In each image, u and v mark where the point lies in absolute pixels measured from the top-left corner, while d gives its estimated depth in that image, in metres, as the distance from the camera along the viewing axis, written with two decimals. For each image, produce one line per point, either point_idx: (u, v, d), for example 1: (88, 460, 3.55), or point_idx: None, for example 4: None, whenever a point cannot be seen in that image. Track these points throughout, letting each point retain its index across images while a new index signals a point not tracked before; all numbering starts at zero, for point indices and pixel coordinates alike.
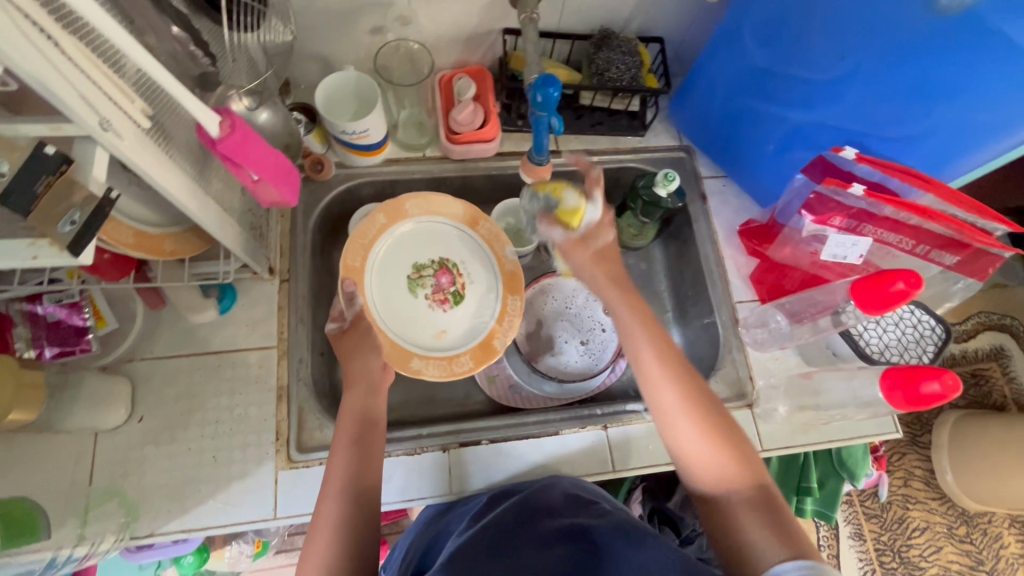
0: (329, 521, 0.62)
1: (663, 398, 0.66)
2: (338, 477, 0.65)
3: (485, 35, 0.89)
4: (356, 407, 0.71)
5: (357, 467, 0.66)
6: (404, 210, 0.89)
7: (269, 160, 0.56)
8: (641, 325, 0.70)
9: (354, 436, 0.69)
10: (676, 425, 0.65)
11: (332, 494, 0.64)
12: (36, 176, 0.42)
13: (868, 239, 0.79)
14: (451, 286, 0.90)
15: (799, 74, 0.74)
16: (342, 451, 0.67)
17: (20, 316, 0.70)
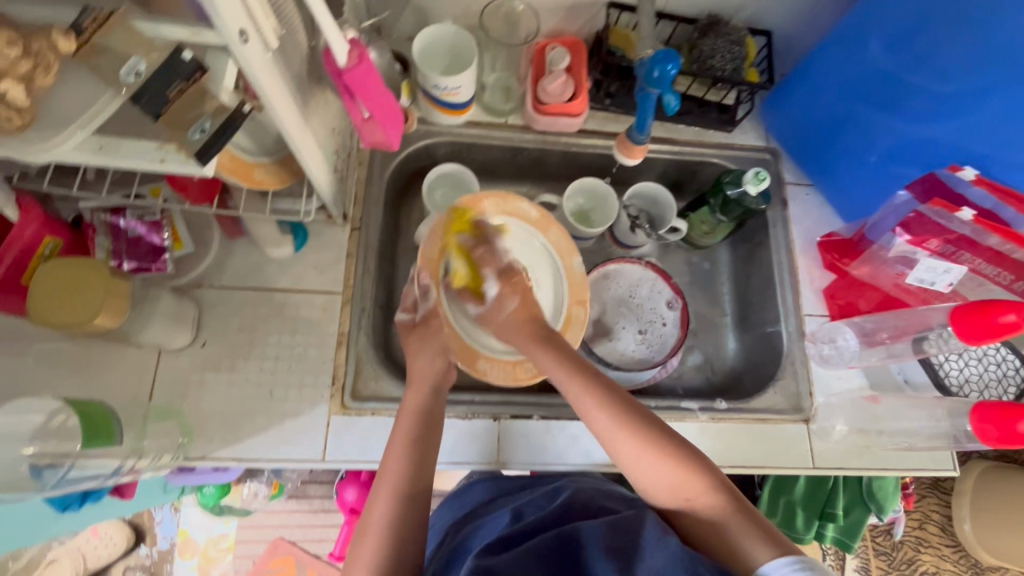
0: (379, 525, 0.60)
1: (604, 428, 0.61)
2: (393, 473, 0.63)
3: (589, 5, 0.86)
4: (418, 405, 0.69)
5: (415, 466, 0.64)
6: (479, 205, 0.83)
7: (384, 102, 0.55)
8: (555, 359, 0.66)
9: (412, 436, 0.66)
10: (632, 461, 0.59)
11: (384, 492, 0.62)
12: (170, 80, 0.42)
13: (963, 268, 0.74)
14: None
15: (925, 84, 0.71)
16: (399, 448, 0.65)
17: (103, 227, 0.71)
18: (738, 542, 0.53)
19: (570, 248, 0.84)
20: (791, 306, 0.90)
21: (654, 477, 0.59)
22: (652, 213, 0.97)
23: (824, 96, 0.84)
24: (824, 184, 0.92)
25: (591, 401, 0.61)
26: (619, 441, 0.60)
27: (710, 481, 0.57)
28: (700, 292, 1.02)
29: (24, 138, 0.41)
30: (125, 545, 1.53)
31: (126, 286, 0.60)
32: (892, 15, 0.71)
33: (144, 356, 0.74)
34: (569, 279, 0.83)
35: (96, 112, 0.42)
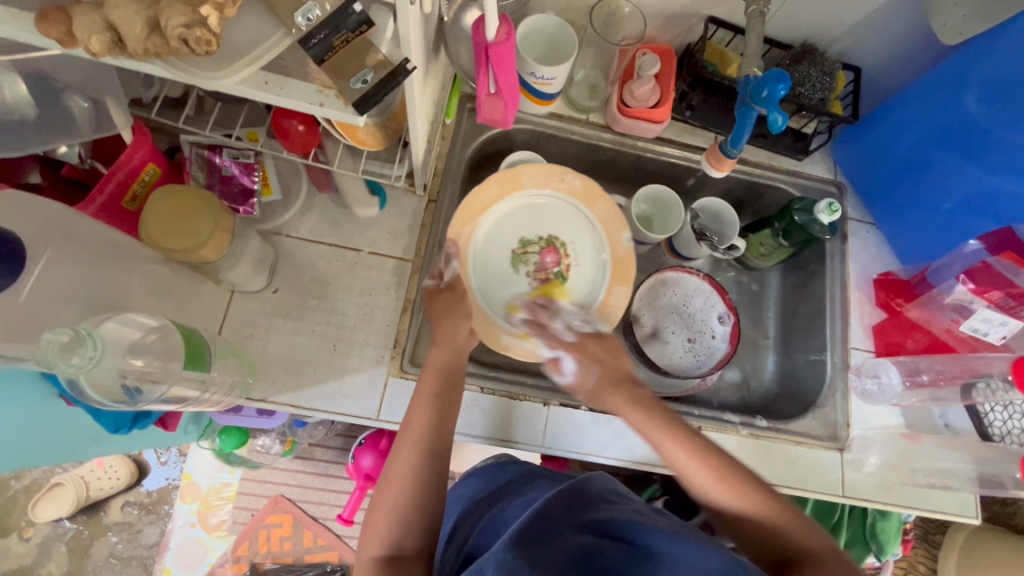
0: (403, 471, 0.62)
1: (679, 463, 0.61)
2: (419, 425, 0.65)
3: (689, 17, 0.88)
4: (441, 361, 0.70)
5: (436, 420, 0.66)
6: (517, 177, 0.83)
7: (511, 79, 0.57)
8: (633, 407, 0.66)
9: (432, 392, 0.68)
10: (699, 485, 0.60)
11: (407, 447, 0.63)
12: (339, 29, 0.43)
13: (1019, 322, 0.76)
14: (556, 266, 0.84)
15: (1016, 143, 0.72)
16: (422, 403, 0.67)
17: (199, 161, 0.74)
18: None
19: (617, 221, 0.84)
20: (838, 338, 0.91)
21: (724, 509, 0.59)
22: (714, 229, 0.98)
23: (903, 138, 0.86)
24: (888, 226, 0.94)
25: (671, 443, 0.62)
26: (699, 476, 0.60)
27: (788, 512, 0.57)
28: (746, 312, 1.04)
29: (200, 64, 0.42)
30: (131, 480, 1.54)
31: (229, 221, 0.63)
32: (988, 70, 0.72)
33: (218, 293, 0.75)
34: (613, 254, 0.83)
35: (266, 49, 0.44)
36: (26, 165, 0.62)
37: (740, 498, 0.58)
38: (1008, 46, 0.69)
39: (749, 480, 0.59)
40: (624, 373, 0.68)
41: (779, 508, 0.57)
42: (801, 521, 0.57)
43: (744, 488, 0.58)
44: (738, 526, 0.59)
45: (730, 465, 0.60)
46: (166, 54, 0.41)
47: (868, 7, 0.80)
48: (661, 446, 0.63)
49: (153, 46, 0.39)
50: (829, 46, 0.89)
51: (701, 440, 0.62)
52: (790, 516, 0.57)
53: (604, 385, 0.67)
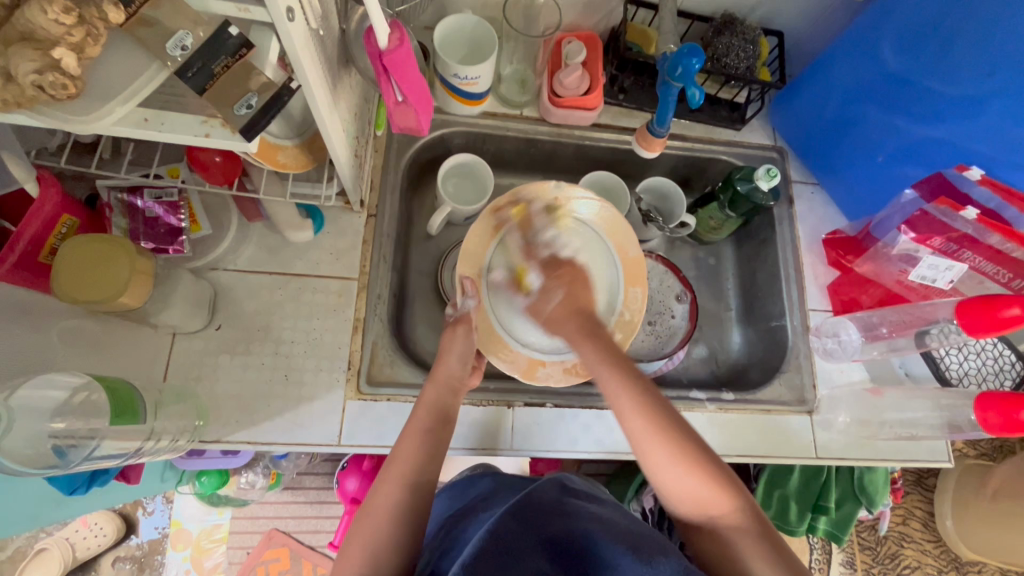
0: (387, 499, 0.62)
1: (630, 423, 0.62)
2: (406, 458, 0.65)
3: (607, 0, 0.87)
4: (432, 399, 0.71)
5: (426, 457, 0.65)
6: (501, 210, 0.81)
7: (417, 85, 0.56)
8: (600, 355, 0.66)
9: (427, 425, 0.68)
10: (646, 451, 0.61)
11: (392, 477, 0.63)
12: (216, 55, 0.42)
13: (964, 265, 0.76)
14: (560, 262, 0.82)
15: (935, 89, 0.73)
16: (415, 436, 0.67)
17: (120, 206, 0.71)
18: (738, 552, 0.55)
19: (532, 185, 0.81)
20: (795, 301, 0.92)
21: (663, 477, 0.60)
22: (661, 208, 0.98)
23: (832, 96, 0.86)
24: (830, 185, 0.95)
25: (627, 404, 0.62)
26: (650, 446, 0.60)
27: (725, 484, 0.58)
28: (706, 287, 1.04)
29: (70, 107, 0.41)
30: (118, 535, 1.50)
31: (148, 263, 0.61)
32: (899, 20, 0.73)
33: (157, 338, 0.73)
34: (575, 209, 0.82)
35: (140, 85, 0.42)
36: None
37: (693, 477, 0.58)
38: None
39: (704, 457, 0.59)
40: (587, 306, 0.73)
41: (725, 491, 0.57)
42: (744, 512, 0.57)
43: (688, 459, 0.58)
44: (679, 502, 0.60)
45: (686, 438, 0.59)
46: (30, 103, 0.39)
47: None
48: (619, 409, 0.63)
49: (11, 96, 0.37)
50: (749, 14, 0.89)
51: (666, 414, 0.61)
52: (731, 497, 0.57)
53: (563, 309, 0.72)
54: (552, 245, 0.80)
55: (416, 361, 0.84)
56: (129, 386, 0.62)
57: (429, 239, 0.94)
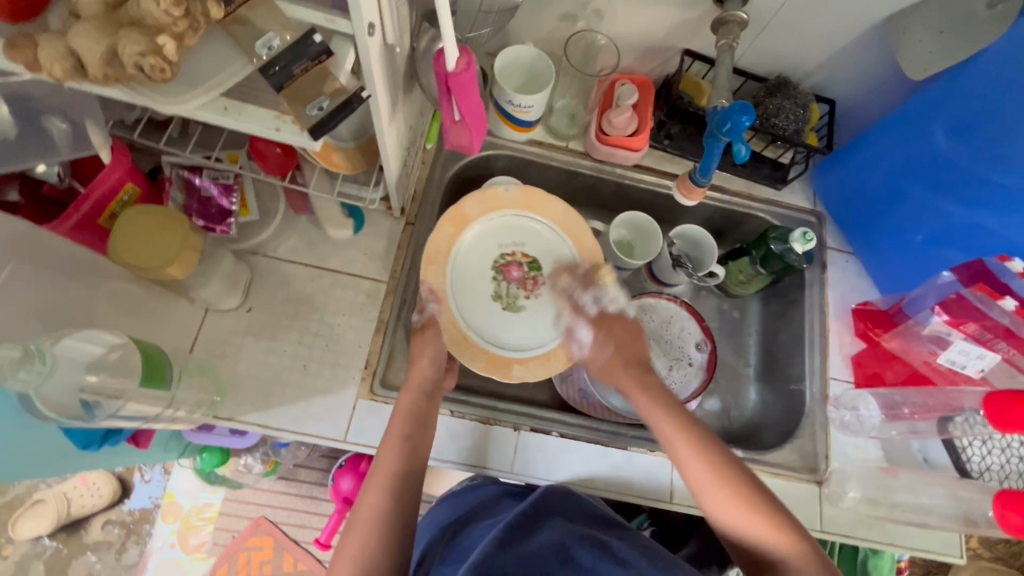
0: (371, 512, 0.67)
1: (691, 469, 0.67)
2: (387, 468, 0.68)
3: (665, 50, 0.90)
4: (408, 406, 0.72)
5: (406, 459, 0.69)
6: (466, 215, 0.83)
7: (475, 107, 0.58)
8: (653, 403, 0.71)
9: (404, 430, 0.71)
10: (706, 493, 0.65)
11: (376, 489, 0.68)
12: (298, 58, 0.45)
13: (997, 356, 0.75)
14: (525, 267, 0.85)
15: (984, 176, 0.73)
16: (393, 443, 0.70)
17: (179, 182, 0.75)
18: None
19: (480, 195, 0.83)
20: (817, 368, 0.91)
21: (725, 521, 0.64)
22: (693, 256, 0.99)
23: (877, 171, 0.87)
24: (867, 256, 0.94)
25: (686, 448, 0.67)
26: (710, 492, 0.65)
27: (785, 525, 0.62)
28: (726, 340, 1.03)
29: (161, 89, 0.44)
30: (114, 499, 1.52)
31: (198, 240, 0.63)
32: (954, 104, 0.73)
33: (190, 311, 0.76)
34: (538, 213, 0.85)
35: (226, 76, 0.45)
36: (6, 183, 0.63)
37: (746, 517, 0.63)
38: (974, 80, 0.70)
39: (757, 492, 0.64)
40: (637, 354, 0.77)
41: (785, 532, 0.62)
42: (804, 544, 0.61)
43: (746, 502, 0.63)
44: (741, 542, 0.64)
45: (742, 478, 0.64)
46: (126, 80, 0.42)
47: (836, 43, 0.83)
48: (678, 452, 0.68)
49: (112, 72, 0.41)
50: (803, 79, 0.91)
51: (721, 454, 0.66)
52: (798, 543, 0.61)
53: (613, 361, 0.76)
54: (596, 295, 0.81)
55: None
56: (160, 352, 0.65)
57: None
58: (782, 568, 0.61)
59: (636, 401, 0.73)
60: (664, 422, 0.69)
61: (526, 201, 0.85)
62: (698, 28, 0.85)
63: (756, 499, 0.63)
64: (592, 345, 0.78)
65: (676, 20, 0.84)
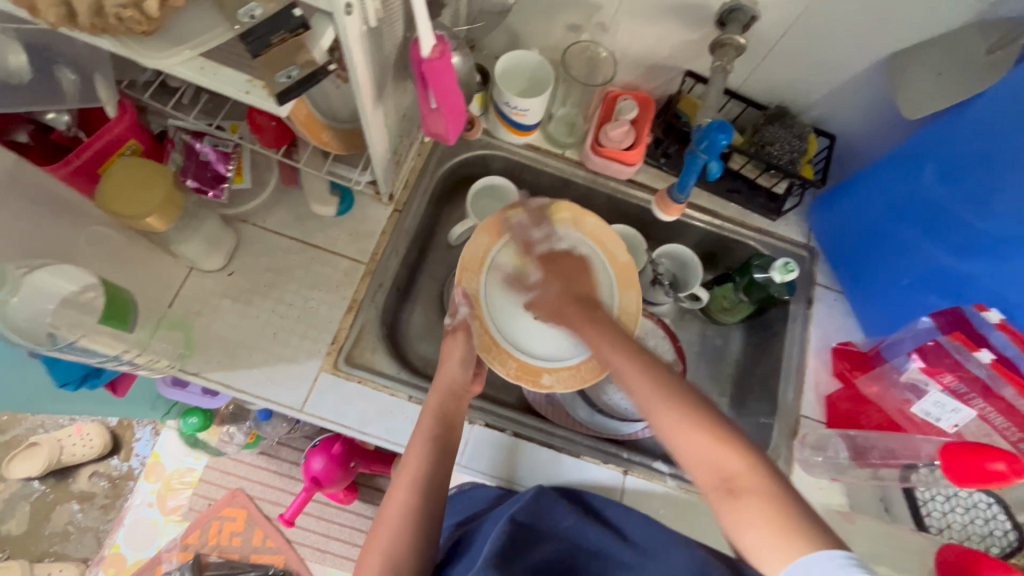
0: (398, 508, 0.69)
1: (634, 383, 0.63)
2: (412, 470, 0.69)
3: (668, 70, 0.91)
4: (436, 407, 0.73)
5: (433, 466, 0.70)
6: (506, 221, 0.81)
7: (451, 96, 0.60)
8: (598, 337, 0.70)
9: (428, 437, 0.71)
10: (647, 406, 0.61)
11: (402, 487, 0.70)
12: (276, 29, 0.48)
13: (972, 412, 0.71)
14: (556, 275, 0.82)
15: (972, 224, 0.71)
16: (419, 451, 0.70)
17: (181, 145, 0.79)
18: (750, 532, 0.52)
19: (514, 209, 0.81)
20: (789, 403, 0.88)
21: (667, 434, 0.59)
22: (677, 276, 0.99)
23: (869, 210, 0.86)
24: (854, 295, 0.92)
25: (628, 365, 0.64)
26: (654, 406, 0.60)
27: (728, 433, 0.56)
28: (705, 366, 1.02)
29: (145, 44, 0.48)
30: (104, 452, 1.56)
31: (179, 196, 0.68)
32: (948, 149, 0.72)
33: (175, 267, 0.79)
34: (579, 227, 0.82)
35: (207, 38, 0.49)
36: (17, 125, 0.68)
37: (690, 428, 0.57)
38: (967, 124, 0.69)
39: (708, 413, 0.58)
40: (583, 294, 0.75)
41: (726, 440, 0.56)
42: (754, 461, 0.54)
43: (687, 411, 0.58)
44: (689, 462, 0.57)
45: (680, 392, 0.60)
46: (111, 31, 0.46)
47: (837, 78, 0.82)
48: (620, 371, 0.65)
49: (98, 23, 0.44)
50: (805, 112, 0.91)
51: (657, 371, 0.62)
52: (750, 459, 0.54)
53: (562, 297, 0.75)
54: (549, 231, 0.81)
55: (398, 356, 0.87)
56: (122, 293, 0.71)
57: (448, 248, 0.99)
58: (741, 496, 0.53)
59: (585, 334, 0.71)
60: (614, 355, 0.67)
61: (560, 212, 0.82)
62: (700, 50, 0.86)
63: (695, 406, 0.58)
64: (541, 284, 0.77)
65: (678, 41, 0.85)
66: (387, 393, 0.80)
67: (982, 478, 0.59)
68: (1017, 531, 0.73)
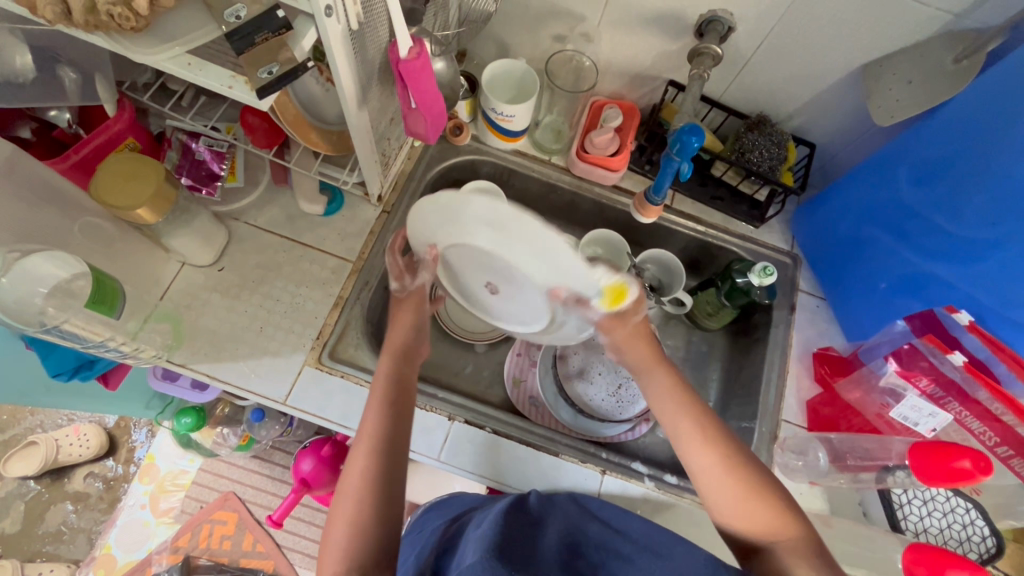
0: (358, 471, 0.64)
1: (697, 455, 0.65)
2: (370, 430, 0.66)
3: (651, 79, 0.94)
4: (388, 372, 0.71)
5: (391, 423, 0.67)
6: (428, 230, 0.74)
7: (429, 97, 0.65)
8: (666, 385, 0.69)
9: (387, 399, 0.69)
10: (708, 478, 0.64)
11: (361, 452, 0.65)
12: (259, 29, 0.50)
13: (949, 416, 0.71)
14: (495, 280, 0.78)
15: (943, 227, 0.73)
16: (376, 407, 0.68)
17: (177, 144, 0.83)
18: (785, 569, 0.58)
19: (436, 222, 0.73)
20: (770, 408, 0.88)
21: (722, 505, 0.63)
22: (662, 280, 0.99)
23: (848, 217, 0.87)
24: (835, 301, 0.93)
25: (695, 436, 0.65)
26: (716, 480, 0.63)
27: (778, 503, 0.61)
28: (690, 371, 1.02)
29: (136, 41, 0.51)
30: (100, 453, 1.57)
31: (171, 191, 0.72)
32: (915, 154, 0.74)
33: (166, 261, 0.82)
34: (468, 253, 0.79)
35: (196, 36, 0.52)
36: (19, 122, 0.71)
37: (745, 498, 0.62)
38: (938, 127, 0.70)
39: (766, 483, 0.62)
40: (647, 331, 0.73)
41: (780, 511, 0.61)
42: (792, 520, 0.61)
43: (748, 485, 0.62)
44: (738, 526, 0.62)
45: (745, 462, 0.63)
46: (104, 28, 0.49)
47: (815, 87, 0.84)
48: (683, 438, 0.66)
49: (91, 20, 0.48)
50: (785, 120, 0.93)
51: (725, 444, 0.65)
52: (786, 516, 0.61)
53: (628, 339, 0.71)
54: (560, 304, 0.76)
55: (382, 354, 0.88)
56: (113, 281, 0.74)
57: None
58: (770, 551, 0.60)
59: (648, 384, 0.71)
60: (670, 402, 0.68)
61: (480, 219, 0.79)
62: (681, 60, 0.88)
63: (764, 487, 0.62)
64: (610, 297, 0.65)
65: (660, 51, 0.88)
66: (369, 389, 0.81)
67: (952, 478, 0.61)
68: (995, 537, 0.72)
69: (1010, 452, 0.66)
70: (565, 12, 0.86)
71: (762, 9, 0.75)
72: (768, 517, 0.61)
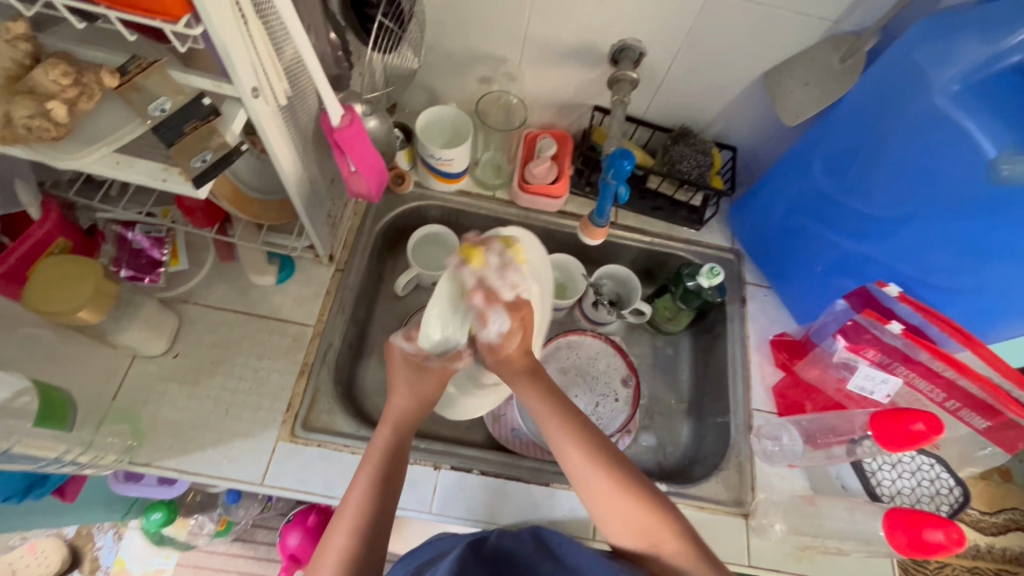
0: (334, 556, 0.60)
1: (571, 455, 0.65)
2: (352, 508, 0.63)
3: (578, 106, 0.98)
4: (386, 443, 0.68)
5: (378, 501, 0.64)
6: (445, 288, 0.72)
7: (368, 158, 0.67)
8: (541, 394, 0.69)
9: (376, 471, 0.66)
10: (583, 477, 0.64)
11: (340, 529, 0.62)
12: (187, 118, 0.51)
13: (899, 379, 0.76)
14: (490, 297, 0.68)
15: (859, 208, 0.79)
16: (363, 481, 0.65)
17: (113, 236, 0.80)
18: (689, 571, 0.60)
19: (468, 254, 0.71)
20: (740, 400, 0.92)
21: (597, 505, 0.64)
22: (620, 293, 1.03)
23: (775, 209, 0.93)
24: (780, 288, 0.98)
25: (568, 438, 0.66)
26: (588, 477, 0.64)
27: (657, 505, 0.62)
28: (661, 377, 1.05)
29: (57, 146, 0.51)
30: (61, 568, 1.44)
31: (112, 287, 0.70)
32: (824, 145, 0.81)
33: (115, 358, 0.78)
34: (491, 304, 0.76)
35: (123, 134, 0.52)
36: None
37: (616, 496, 0.62)
38: (837, 119, 0.77)
39: (629, 478, 0.63)
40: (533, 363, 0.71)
41: (657, 511, 0.62)
42: (674, 524, 0.62)
43: (619, 484, 0.63)
44: (618, 530, 0.63)
45: (615, 461, 0.64)
46: (22, 139, 0.49)
47: (726, 97, 0.91)
48: (559, 442, 0.66)
49: (8, 133, 0.47)
50: (706, 129, 0.99)
51: (597, 440, 0.66)
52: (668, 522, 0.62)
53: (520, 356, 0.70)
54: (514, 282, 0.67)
55: (356, 414, 0.86)
56: (59, 394, 0.70)
57: (396, 300, 1.01)
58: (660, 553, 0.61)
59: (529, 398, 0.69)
60: (540, 403, 0.69)
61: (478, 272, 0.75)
62: (601, 87, 0.94)
63: (638, 486, 0.63)
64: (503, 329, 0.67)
65: (581, 81, 0.93)
66: (348, 453, 0.79)
67: (914, 441, 0.65)
68: (959, 486, 0.82)
69: (959, 405, 0.73)
70: (486, 55, 0.90)
71: (667, 33, 0.81)
72: (636, 515, 0.62)
